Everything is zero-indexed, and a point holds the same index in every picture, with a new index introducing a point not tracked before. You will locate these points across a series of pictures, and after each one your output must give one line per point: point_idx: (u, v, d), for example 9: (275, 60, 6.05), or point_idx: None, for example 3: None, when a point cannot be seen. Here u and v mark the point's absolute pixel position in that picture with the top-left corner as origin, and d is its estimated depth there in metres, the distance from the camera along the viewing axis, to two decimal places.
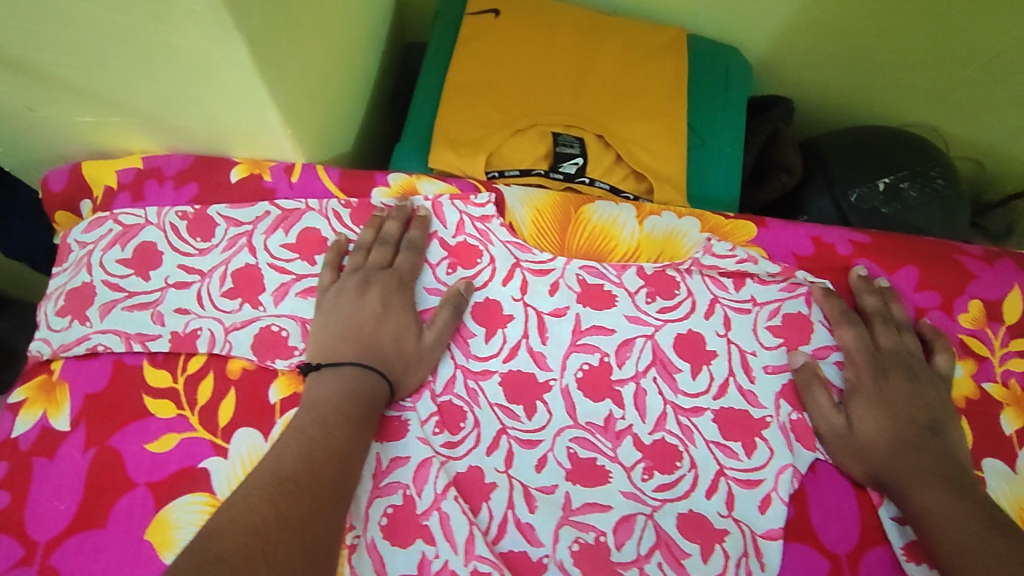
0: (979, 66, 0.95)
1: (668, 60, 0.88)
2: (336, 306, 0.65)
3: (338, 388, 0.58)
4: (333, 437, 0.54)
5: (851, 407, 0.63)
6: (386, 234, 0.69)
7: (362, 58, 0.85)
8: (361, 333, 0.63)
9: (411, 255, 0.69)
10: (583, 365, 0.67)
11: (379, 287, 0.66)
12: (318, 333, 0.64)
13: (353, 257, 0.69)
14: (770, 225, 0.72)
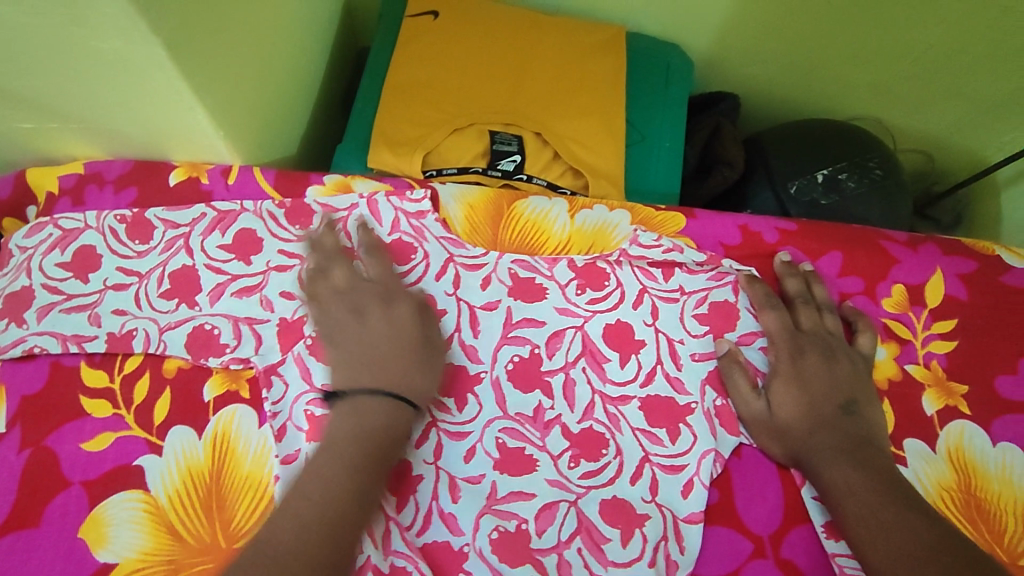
0: (915, 60, 0.97)
1: (606, 58, 0.90)
2: (316, 326, 0.64)
3: (339, 415, 0.58)
4: (337, 470, 0.54)
5: (771, 390, 0.64)
6: (330, 246, 0.69)
7: (304, 62, 0.86)
8: (335, 352, 0.62)
9: (372, 262, 0.68)
10: (513, 357, 0.67)
11: (357, 301, 0.64)
12: (337, 360, 0.62)
13: (324, 273, 0.67)
14: (698, 217, 0.74)
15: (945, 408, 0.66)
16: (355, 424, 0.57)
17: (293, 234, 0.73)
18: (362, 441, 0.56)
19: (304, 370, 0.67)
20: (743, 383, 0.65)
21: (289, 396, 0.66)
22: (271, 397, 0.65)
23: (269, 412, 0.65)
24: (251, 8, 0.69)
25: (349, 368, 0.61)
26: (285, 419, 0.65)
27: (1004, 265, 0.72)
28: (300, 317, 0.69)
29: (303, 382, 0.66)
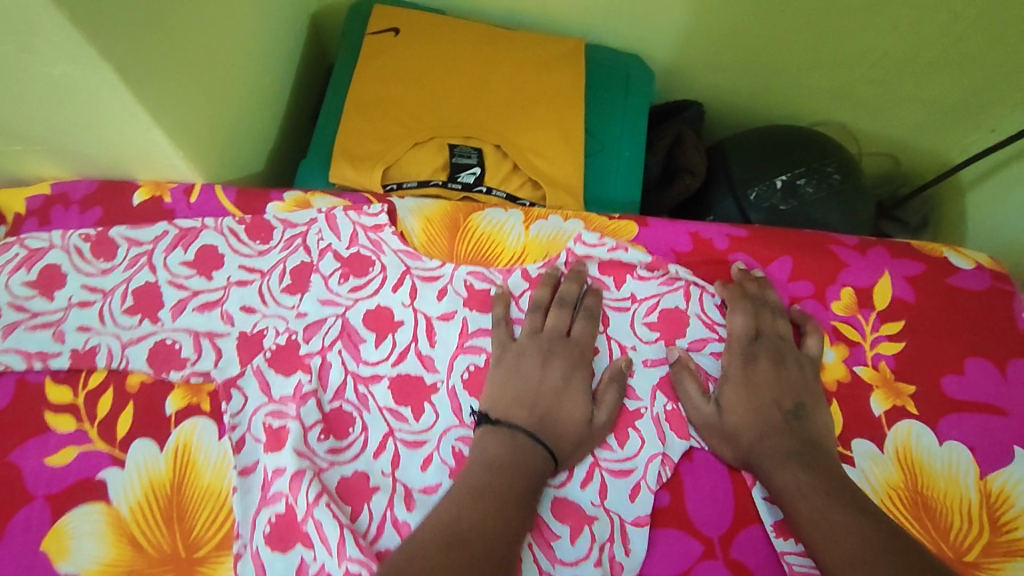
0: (871, 67, 0.99)
1: (564, 71, 0.93)
2: (513, 372, 0.65)
3: (482, 465, 0.59)
4: (509, 512, 0.55)
5: (723, 393, 0.66)
6: (567, 295, 0.69)
7: (267, 80, 0.88)
8: (541, 403, 0.63)
9: (590, 323, 0.68)
10: (468, 366, 0.69)
11: (561, 358, 0.66)
12: (495, 390, 0.64)
13: (532, 317, 0.68)
14: (651, 225, 0.76)
15: (892, 409, 0.66)
16: (512, 470, 0.58)
17: (254, 249, 0.74)
18: (520, 486, 0.57)
19: (263, 382, 0.67)
20: (697, 388, 0.66)
21: (248, 409, 0.66)
22: (230, 410, 0.66)
23: (228, 424, 0.65)
24: (207, 30, 0.71)
25: (532, 419, 0.62)
26: (244, 431, 0.65)
27: (951, 266, 0.73)
28: (260, 329, 0.70)
29: (262, 395, 0.67)
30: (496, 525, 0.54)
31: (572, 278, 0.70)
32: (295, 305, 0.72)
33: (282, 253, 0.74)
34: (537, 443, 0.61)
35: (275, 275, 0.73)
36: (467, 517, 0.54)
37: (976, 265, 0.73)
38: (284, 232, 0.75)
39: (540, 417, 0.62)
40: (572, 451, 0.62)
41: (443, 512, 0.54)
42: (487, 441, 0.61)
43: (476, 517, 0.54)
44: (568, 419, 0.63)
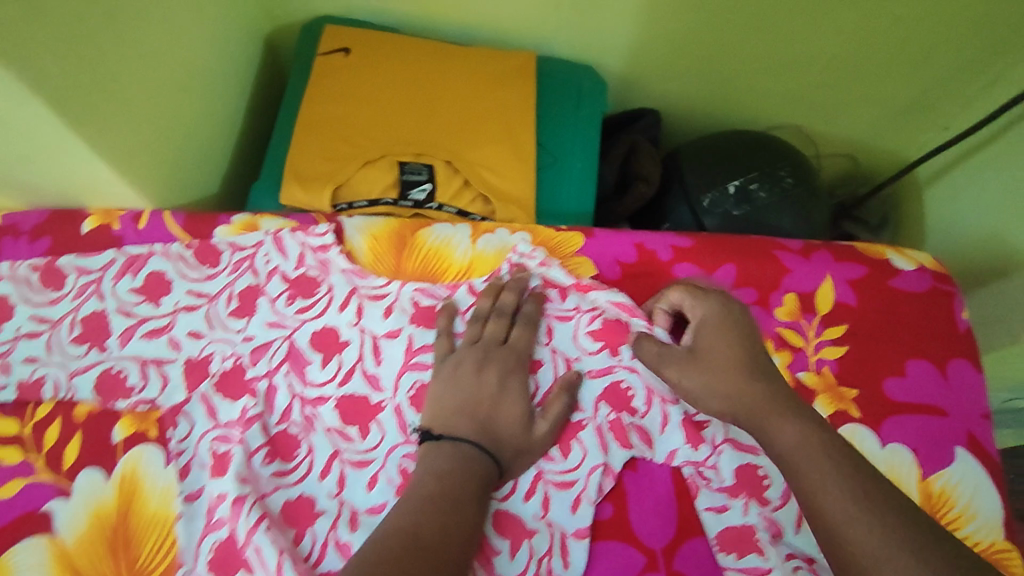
0: (823, 70, 0.99)
1: (515, 84, 0.92)
2: (450, 381, 0.65)
3: (435, 477, 0.59)
4: (463, 518, 0.56)
5: (699, 355, 0.65)
6: (504, 304, 0.70)
7: (217, 103, 0.89)
8: (479, 413, 0.63)
9: (528, 329, 0.69)
10: (415, 383, 0.69)
11: (498, 365, 0.66)
12: (435, 401, 0.64)
13: (472, 328, 0.69)
14: (596, 235, 0.76)
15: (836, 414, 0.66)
16: (461, 477, 0.59)
17: (202, 274, 0.75)
18: (470, 492, 0.58)
19: (210, 408, 0.68)
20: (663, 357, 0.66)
21: (194, 434, 0.67)
22: (176, 436, 0.67)
23: (173, 450, 0.66)
24: (146, 59, 0.72)
25: (474, 428, 0.62)
26: (189, 458, 0.66)
27: (894, 269, 0.74)
28: (207, 354, 0.71)
29: (208, 421, 0.68)
30: (454, 533, 0.55)
31: (512, 287, 0.71)
32: (242, 328, 0.72)
33: (229, 276, 0.75)
34: (479, 454, 0.61)
35: (222, 300, 0.74)
36: (427, 527, 0.54)
37: (918, 266, 0.74)
38: (232, 255, 0.76)
39: (478, 427, 0.62)
40: (513, 459, 0.63)
41: (399, 523, 0.54)
42: (432, 456, 0.61)
43: (438, 525, 0.55)
44: (505, 429, 0.63)
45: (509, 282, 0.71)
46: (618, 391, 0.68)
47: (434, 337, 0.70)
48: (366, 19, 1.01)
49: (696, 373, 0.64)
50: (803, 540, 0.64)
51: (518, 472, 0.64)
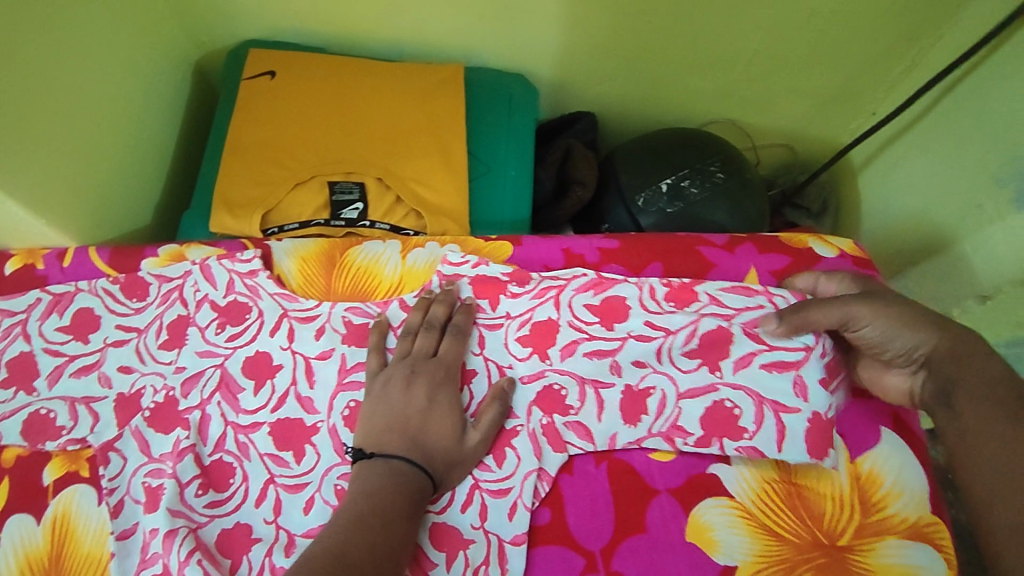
0: (746, 65, 1.01)
1: (444, 98, 0.93)
2: (380, 399, 0.65)
3: (364, 494, 0.58)
4: (393, 535, 0.56)
5: (881, 298, 0.63)
6: (433, 317, 0.70)
7: (143, 134, 0.88)
8: (408, 429, 0.63)
9: (457, 340, 0.69)
10: (349, 403, 0.69)
11: (425, 379, 0.66)
12: (365, 420, 0.64)
13: (401, 343, 0.69)
14: (524, 242, 0.78)
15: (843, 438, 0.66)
16: (391, 493, 0.58)
17: (131, 307, 0.74)
18: (400, 507, 0.58)
19: (143, 442, 0.67)
20: (845, 303, 0.64)
21: (127, 470, 0.66)
22: (108, 473, 0.65)
23: (105, 488, 0.64)
24: (58, 96, 0.71)
25: (404, 444, 0.62)
26: (123, 493, 0.64)
27: (815, 256, 0.76)
28: (138, 389, 0.70)
29: (142, 455, 0.66)
30: (383, 551, 0.54)
31: (442, 300, 0.71)
32: (172, 360, 0.71)
33: (158, 308, 0.74)
34: (411, 469, 0.61)
35: (151, 332, 0.73)
36: (355, 545, 0.53)
37: (838, 253, 0.76)
38: (160, 287, 0.75)
39: (408, 442, 0.62)
40: (446, 472, 0.63)
41: (325, 542, 0.53)
42: (365, 474, 0.60)
43: (366, 540, 0.54)
44: (436, 442, 0.63)
45: (439, 295, 0.71)
46: (553, 394, 0.69)
47: (366, 354, 0.70)
48: (294, 41, 1.01)
49: (888, 309, 0.63)
50: (794, 454, 0.65)
51: (454, 484, 0.64)
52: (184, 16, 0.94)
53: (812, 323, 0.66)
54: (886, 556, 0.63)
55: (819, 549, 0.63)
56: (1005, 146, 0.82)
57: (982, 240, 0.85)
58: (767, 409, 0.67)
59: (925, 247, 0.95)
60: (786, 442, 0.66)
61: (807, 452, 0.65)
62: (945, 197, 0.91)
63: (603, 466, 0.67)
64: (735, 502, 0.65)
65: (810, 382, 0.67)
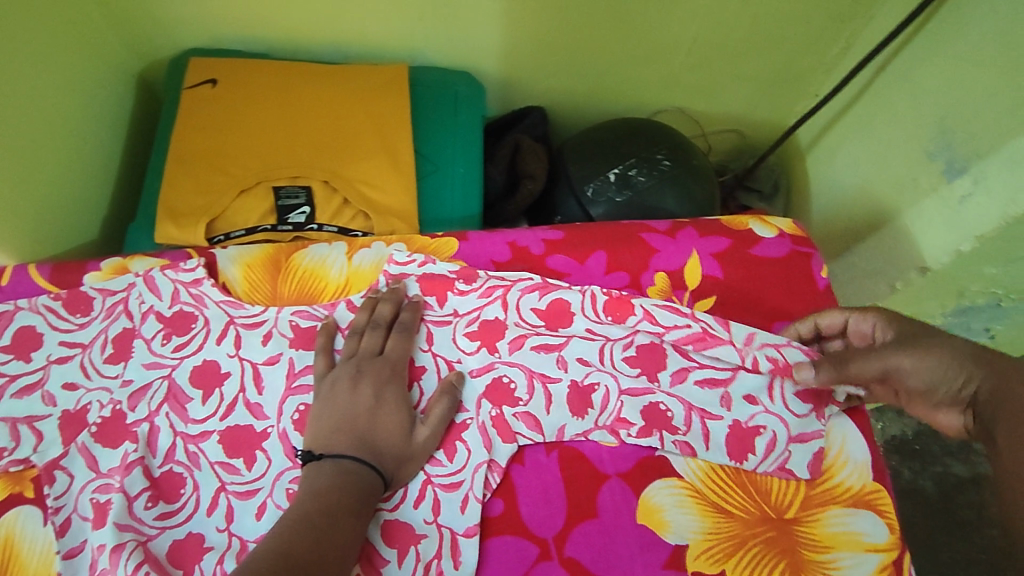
0: (688, 53, 1.03)
1: (389, 98, 0.93)
2: (328, 400, 0.65)
3: (312, 494, 0.58)
4: (339, 532, 0.56)
5: (923, 342, 0.63)
6: (380, 316, 0.70)
7: (85, 148, 0.87)
8: (356, 428, 0.63)
9: (403, 337, 0.69)
10: (299, 406, 0.69)
11: (372, 377, 0.66)
12: (313, 422, 0.64)
13: (348, 343, 0.69)
14: (469, 238, 0.78)
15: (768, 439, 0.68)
16: (338, 492, 0.58)
17: (75, 323, 0.73)
18: (348, 505, 0.58)
19: (89, 458, 0.66)
20: (885, 354, 0.63)
21: (74, 488, 0.65)
22: (54, 492, 0.64)
23: (51, 508, 0.64)
24: None
25: (352, 443, 0.62)
26: (69, 512, 0.63)
27: (755, 237, 0.78)
28: (84, 405, 0.69)
29: (89, 471, 0.66)
30: (328, 550, 0.54)
31: (388, 298, 0.71)
32: (119, 373, 0.70)
33: (103, 322, 0.72)
34: (360, 467, 0.61)
35: (96, 347, 0.71)
36: (299, 543, 0.53)
37: (778, 233, 0.78)
38: (104, 301, 0.74)
39: (357, 441, 0.62)
40: (397, 469, 0.63)
41: (270, 542, 0.53)
42: (313, 475, 0.60)
43: (310, 539, 0.54)
44: (386, 440, 0.63)
45: (385, 294, 0.72)
46: (501, 386, 0.69)
47: (315, 355, 0.70)
48: (236, 48, 1.00)
49: (922, 351, 0.63)
50: (716, 455, 0.67)
51: (405, 479, 0.64)
52: (122, 27, 0.93)
53: (851, 377, 0.64)
54: (831, 524, 0.64)
55: (769, 522, 0.64)
56: (935, 119, 0.84)
57: (919, 210, 0.85)
58: (696, 415, 0.69)
59: (868, 223, 0.97)
60: (712, 443, 0.68)
61: (726, 455, 0.67)
62: (885, 172, 0.93)
63: (553, 454, 0.68)
64: (683, 482, 0.66)
65: (736, 396, 0.69)
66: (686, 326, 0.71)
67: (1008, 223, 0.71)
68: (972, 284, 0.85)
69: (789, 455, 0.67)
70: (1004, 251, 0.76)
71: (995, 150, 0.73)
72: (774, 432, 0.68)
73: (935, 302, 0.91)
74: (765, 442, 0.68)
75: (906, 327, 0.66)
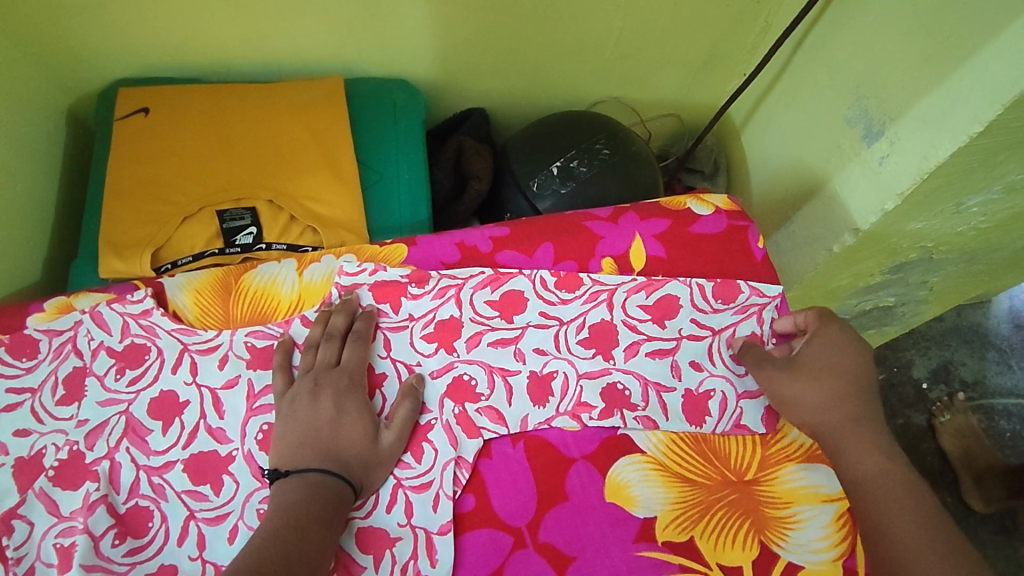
0: (616, 44, 1.06)
1: (326, 112, 0.93)
2: (289, 416, 0.65)
3: (279, 510, 0.58)
4: (310, 543, 0.56)
5: (803, 377, 0.69)
6: (333, 328, 0.70)
7: (18, 188, 0.85)
8: (320, 441, 0.63)
9: (359, 346, 0.70)
10: (262, 426, 0.69)
11: (331, 389, 0.66)
12: (278, 440, 0.64)
13: (304, 358, 0.69)
14: (418, 242, 0.79)
15: (722, 400, 0.72)
16: (307, 504, 0.58)
17: (21, 367, 0.70)
18: (317, 516, 0.58)
19: (49, 503, 0.65)
20: (771, 363, 0.70)
21: (35, 535, 0.63)
22: (13, 542, 0.63)
23: (12, 558, 0.62)
24: None
25: (316, 456, 0.62)
26: (33, 559, 0.62)
27: (693, 215, 0.81)
28: (38, 449, 0.67)
29: (50, 516, 0.64)
30: (301, 561, 0.55)
31: (340, 309, 0.71)
32: (73, 414, 0.69)
33: (52, 363, 0.71)
34: (328, 478, 0.61)
35: (47, 389, 0.70)
36: (271, 558, 0.53)
37: (714, 210, 0.82)
38: (50, 342, 0.72)
39: (322, 454, 0.63)
40: (365, 476, 0.64)
41: (240, 560, 0.53)
42: (281, 492, 0.60)
43: (279, 554, 0.54)
44: (352, 449, 0.64)
45: (338, 306, 0.72)
46: (463, 383, 0.71)
47: (274, 373, 0.70)
48: (167, 74, 0.99)
49: (809, 388, 0.68)
50: (676, 424, 0.70)
51: (374, 486, 0.65)
52: (45, 63, 0.91)
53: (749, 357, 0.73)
54: (788, 481, 0.68)
55: (731, 486, 0.67)
56: (851, 88, 0.89)
57: (845, 175, 0.89)
58: (652, 389, 0.72)
59: (803, 192, 1.01)
60: (670, 412, 0.71)
61: (686, 422, 0.71)
62: (814, 142, 0.98)
63: (519, 445, 0.69)
64: (647, 457, 0.69)
65: (683, 363, 0.73)
66: (631, 279, 0.77)
67: (923, 179, 0.75)
68: (901, 241, 0.90)
69: (742, 412, 0.71)
70: (924, 206, 0.81)
71: (907, 112, 0.78)
72: (723, 392, 0.72)
73: (872, 262, 0.95)
74: (718, 404, 0.72)
75: (830, 357, 0.70)
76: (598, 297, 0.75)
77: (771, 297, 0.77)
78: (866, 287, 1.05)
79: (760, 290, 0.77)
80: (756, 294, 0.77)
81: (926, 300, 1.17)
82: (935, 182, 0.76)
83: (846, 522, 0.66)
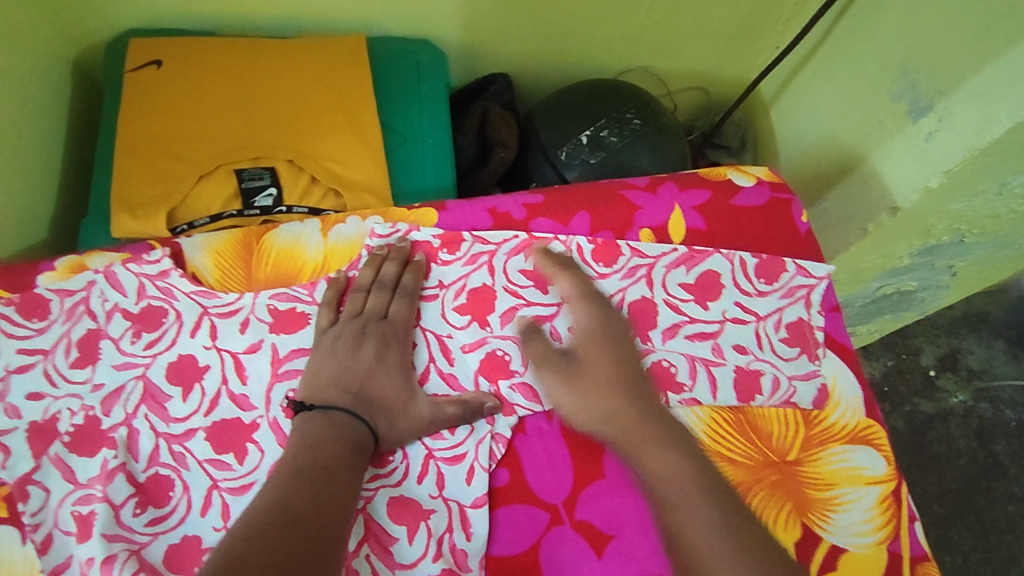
0: (648, 9, 1.01)
1: (349, 70, 0.89)
2: (328, 354, 0.64)
3: (302, 448, 0.57)
4: (338, 486, 0.54)
5: None
6: (385, 277, 0.69)
7: (24, 139, 0.80)
8: (353, 385, 0.63)
9: (406, 302, 0.68)
10: (287, 393, 0.66)
11: (372, 339, 0.65)
12: (310, 374, 0.63)
13: (352, 301, 0.68)
14: (448, 208, 0.75)
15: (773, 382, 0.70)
16: (333, 446, 0.57)
17: (32, 328, 0.67)
18: (342, 459, 0.57)
19: (65, 469, 0.62)
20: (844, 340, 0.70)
21: (52, 502, 0.60)
22: (29, 509, 0.59)
23: (28, 525, 0.59)
24: None
25: (346, 399, 0.61)
26: (50, 528, 0.59)
27: (734, 187, 0.79)
28: (53, 414, 0.64)
29: (67, 483, 0.61)
30: (330, 503, 0.52)
31: (393, 259, 0.70)
32: (88, 378, 0.65)
33: (65, 325, 0.67)
34: (354, 421, 0.60)
35: (60, 352, 0.66)
36: (299, 497, 0.51)
37: (756, 181, 0.79)
38: (62, 303, 0.68)
39: (352, 397, 0.62)
40: (389, 429, 0.62)
41: (267, 497, 0.51)
42: (304, 426, 0.59)
43: (299, 495, 0.52)
44: (383, 402, 0.63)
45: (390, 253, 0.71)
46: (496, 359, 0.68)
47: (320, 307, 0.69)
48: (180, 27, 0.94)
49: None
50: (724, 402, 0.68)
51: (398, 443, 0.63)
52: (53, 10, 0.86)
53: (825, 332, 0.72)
54: (831, 462, 0.66)
55: (773, 466, 0.65)
56: (896, 62, 0.86)
57: (886, 151, 0.86)
58: (700, 365, 0.70)
59: (838, 167, 0.98)
60: (719, 391, 0.69)
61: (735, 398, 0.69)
62: (851, 115, 0.95)
63: (555, 420, 0.66)
64: None
65: (726, 345, 0.71)
66: (672, 250, 0.74)
67: (973, 155, 0.72)
68: (937, 222, 0.87)
69: (795, 391, 0.70)
70: (968, 186, 0.78)
71: (958, 86, 0.75)
72: (774, 373, 0.70)
73: (903, 243, 0.92)
74: (769, 382, 0.70)
75: None
76: (637, 273, 0.73)
77: (817, 279, 0.75)
78: (892, 270, 1.02)
79: (807, 270, 0.75)
80: (802, 275, 0.75)
81: (948, 285, 1.14)
82: (984, 159, 0.73)
83: (891, 505, 0.65)
